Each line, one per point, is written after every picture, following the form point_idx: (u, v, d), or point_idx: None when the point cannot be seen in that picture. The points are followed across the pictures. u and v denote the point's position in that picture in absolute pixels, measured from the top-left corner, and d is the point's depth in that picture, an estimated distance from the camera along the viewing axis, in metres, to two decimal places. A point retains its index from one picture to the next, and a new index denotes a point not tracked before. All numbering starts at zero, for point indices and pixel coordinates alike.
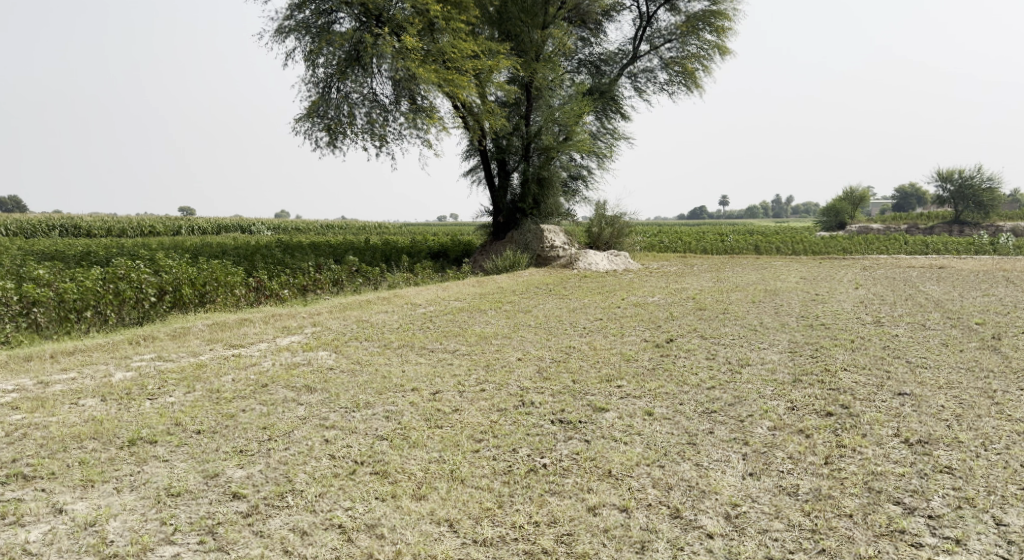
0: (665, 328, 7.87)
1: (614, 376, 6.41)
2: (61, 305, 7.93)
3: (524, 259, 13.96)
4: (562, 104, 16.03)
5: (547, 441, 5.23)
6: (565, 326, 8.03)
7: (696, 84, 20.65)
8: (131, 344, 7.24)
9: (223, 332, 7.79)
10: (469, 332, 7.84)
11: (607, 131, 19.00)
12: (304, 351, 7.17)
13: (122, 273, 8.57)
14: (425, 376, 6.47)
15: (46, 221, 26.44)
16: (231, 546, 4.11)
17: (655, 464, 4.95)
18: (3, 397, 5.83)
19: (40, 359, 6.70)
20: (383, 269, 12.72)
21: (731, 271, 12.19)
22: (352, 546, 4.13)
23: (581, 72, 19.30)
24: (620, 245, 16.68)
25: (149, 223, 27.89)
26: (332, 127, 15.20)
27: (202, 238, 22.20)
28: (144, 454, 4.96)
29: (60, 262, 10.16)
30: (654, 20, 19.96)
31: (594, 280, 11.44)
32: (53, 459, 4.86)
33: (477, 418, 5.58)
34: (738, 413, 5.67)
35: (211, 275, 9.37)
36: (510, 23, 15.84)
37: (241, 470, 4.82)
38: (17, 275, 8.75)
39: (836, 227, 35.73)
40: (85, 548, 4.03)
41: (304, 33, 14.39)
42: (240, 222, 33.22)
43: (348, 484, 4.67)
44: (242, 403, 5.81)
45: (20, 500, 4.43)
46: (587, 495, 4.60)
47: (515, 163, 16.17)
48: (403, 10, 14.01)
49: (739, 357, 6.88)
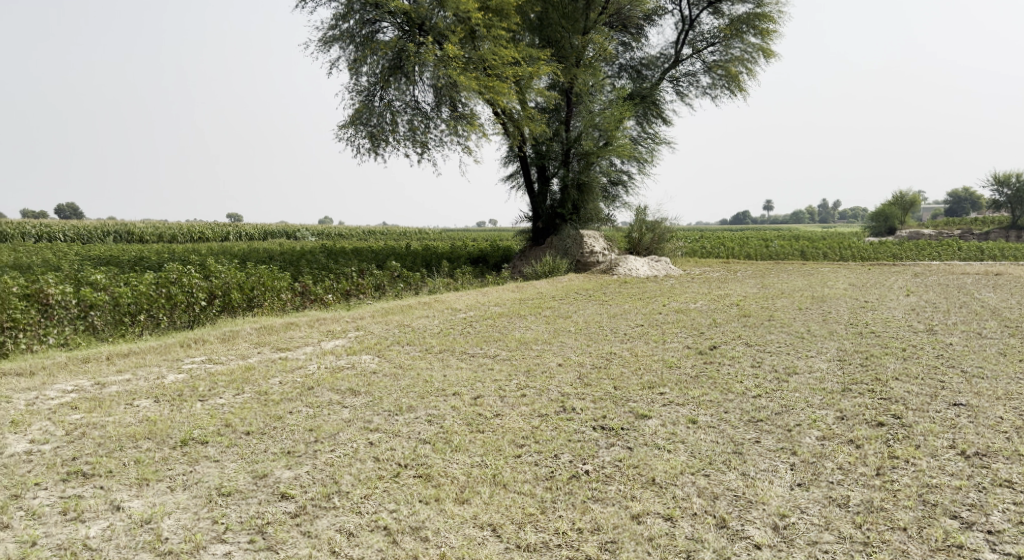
0: (709, 335, 7.77)
1: (656, 383, 6.35)
2: (117, 309, 8.16)
3: (564, 264, 13.97)
4: (603, 109, 15.98)
5: (589, 447, 5.21)
6: (606, 332, 7.98)
7: (739, 87, 20.34)
8: (183, 347, 7.45)
9: (270, 335, 7.97)
10: (509, 337, 7.86)
11: (648, 136, 18.87)
12: (348, 355, 7.27)
13: (174, 278, 8.82)
14: (467, 381, 6.51)
15: (101, 228, 27.31)
16: (281, 545, 4.18)
17: (700, 473, 4.89)
18: (64, 397, 6.05)
19: (97, 361, 6.94)
20: (425, 274, 12.83)
21: (776, 278, 11.97)
22: (398, 548, 4.16)
23: (622, 76, 19.23)
24: (661, 250, 16.55)
25: (199, 230, 28.62)
26: (375, 134, 15.43)
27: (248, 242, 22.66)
28: (196, 454, 5.09)
29: (114, 268, 10.48)
30: (696, 23, 19.76)
31: (635, 285, 11.36)
32: (111, 457, 5.02)
33: (518, 423, 5.59)
34: (786, 422, 5.57)
35: (259, 280, 9.58)
36: (551, 29, 15.93)
37: (289, 471, 4.91)
38: (76, 279, 9.05)
39: (886, 232, 34.90)
40: (142, 545, 4.15)
41: (348, 42, 14.62)
42: (284, 228, 33.88)
43: (392, 486, 4.72)
44: (290, 405, 5.93)
45: (80, 496, 4.58)
46: (631, 502, 4.56)
47: (555, 169, 16.18)
48: (445, 18, 14.14)
49: (786, 365, 6.75)
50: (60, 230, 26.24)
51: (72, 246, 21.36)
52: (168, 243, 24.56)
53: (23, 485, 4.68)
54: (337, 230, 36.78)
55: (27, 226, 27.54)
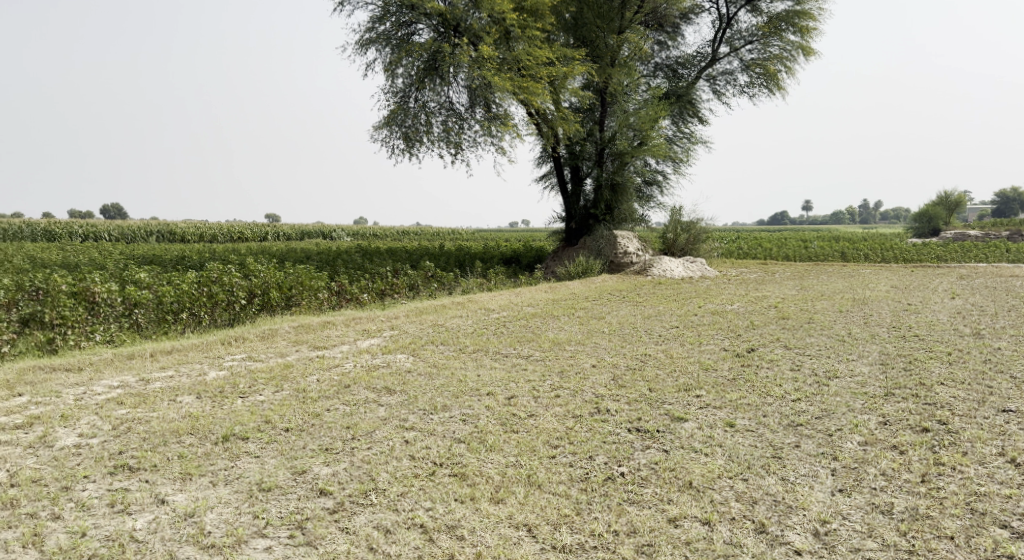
0: (746, 337, 7.66)
1: (693, 385, 6.28)
2: (160, 307, 8.36)
3: (597, 265, 13.93)
4: (637, 109, 15.87)
5: (625, 449, 5.18)
6: (640, 334, 7.92)
7: (778, 86, 20.01)
8: (224, 345, 7.60)
9: (308, 334, 8.09)
10: (543, 337, 7.86)
11: (683, 135, 18.70)
12: (383, 354, 7.35)
13: (215, 277, 9.01)
14: (501, 381, 6.53)
15: (144, 228, 27.98)
16: (319, 541, 4.23)
17: (739, 478, 4.82)
18: (111, 392, 6.23)
19: (141, 357, 7.12)
20: (458, 274, 12.89)
21: (816, 279, 11.76)
22: (434, 546, 4.18)
23: (658, 75, 19.07)
24: (696, 251, 16.39)
25: (238, 230, 29.17)
26: (409, 135, 15.55)
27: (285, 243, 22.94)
28: (237, 449, 5.20)
29: (158, 267, 10.75)
30: (734, 22, 19.53)
31: (670, 286, 11.27)
32: (156, 452, 5.15)
33: (553, 424, 5.58)
34: (826, 427, 5.47)
35: (297, 279, 9.72)
36: (585, 29, 15.90)
37: (327, 467, 4.98)
38: (121, 278, 9.31)
39: (929, 235, 34.00)
40: (186, 538, 4.24)
41: (384, 44, 14.76)
42: (320, 228, 34.37)
43: (428, 484, 4.75)
44: (327, 403, 6.01)
45: (127, 489, 4.70)
46: (667, 506, 4.52)
47: (589, 169, 16.13)
48: (480, 19, 14.22)
49: (827, 369, 6.62)
50: (106, 230, 26.96)
51: (118, 246, 21.93)
52: (209, 243, 25.10)
53: (73, 477, 4.82)
54: (371, 230, 37.18)
55: (74, 226, 28.34)
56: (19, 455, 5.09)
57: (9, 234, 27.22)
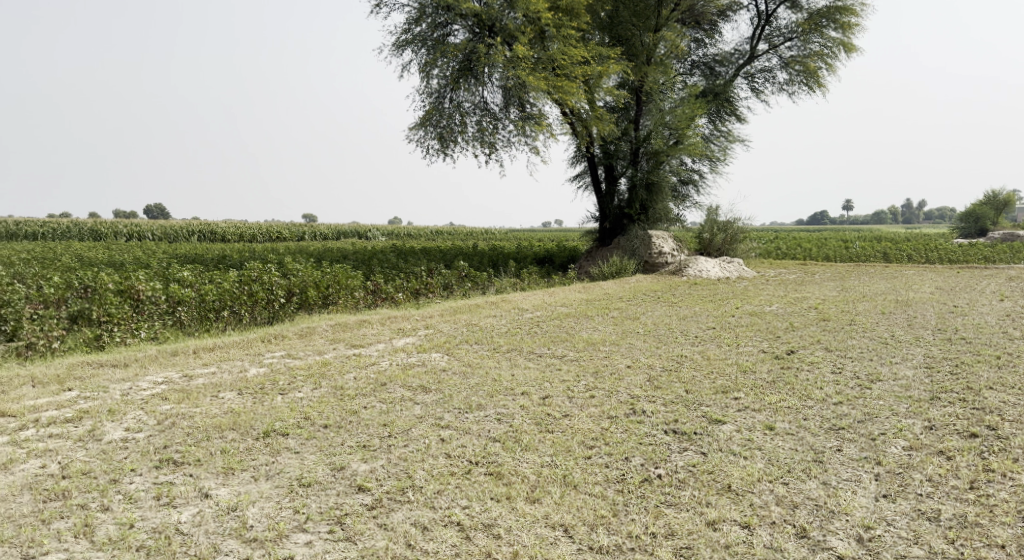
0: (786, 339, 7.53)
1: (730, 387, 6.20)
2: (202, 305, 8.54)
3: (631, 265, 13.84)
4: (673, 107, 15.74)
5: (661, 451, 5.14)
6: (676, 335, 7.85)
7: (818, 83, 19.62)
8: (263, 342, 7.74)
9: (345, 332, 8.19)
10: (577, 338, 7.82)
11: (720, 134, 18.48)
12: (418, 352, 7.42)
13: (255, 276, 9.19)
14: (535, 381, 6.53)
15: (186, 227, 28.62)
16: (358, 537, 4.27)
17: (779, 481, 4.75)
18: (155, 388, 6.38)
19: (184, 354, 7.28)
20: (492, 273, 12.92)
21: (858, 280, 11.53)
22: (471, 544, 4.19)
23: (694, 73, 18.84)
24: (732, 251, 16.19)
25: (276, 230, 29.68)
26: (444, 135, 15.63)
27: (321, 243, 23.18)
28: (277, 445, 5.29)
29: (201, 266, 10.98)
30: (774, 18, 19.21)
31: (706, 287, 11.15)
32: (199, 447, 5.26)
33: (588, 425, 5.56)
34: (869, 431, 5.36)
35: (334, 279, 9.84)
36: (621, 27, 15.85)
37: (365, 464, 5.04)
38: (165, 276, 9.55)
39: (976, 235, 33.00)
40: (229, 531, 4.31)
41: (420, 45, 14.85)
42: (355, 228, 34.74)
43: (464, 483, 4.77)
44: (364, 400, 6.09)
45: (172, 483, 4.81)
46: (706, 509, 4.47)
47: (623, 168, 16.04)
48: (515, 19, 14.25)
49: (869, 372, 6.48)
50: (149, 230, 27.64)
51: (162, 245, 22.44)
52: (248, 242, 25.57)
53: (121, 469, 4.95)
54: (405, 230, 37.44)
55: (119, 226, 29.09)
56: (69, 447, 5.25)
57: (58, 233, 28.11)
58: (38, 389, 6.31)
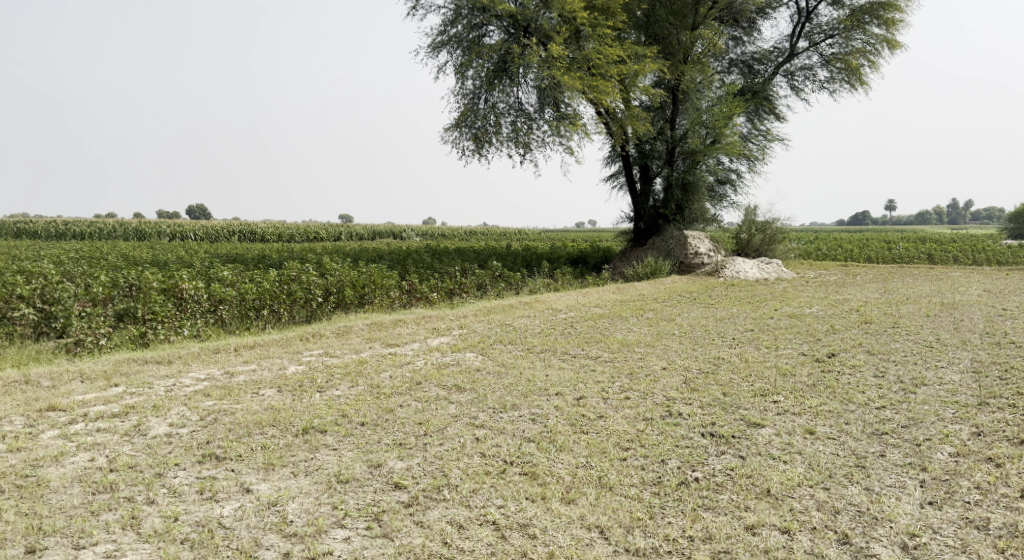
0: (826, 342, 7.39)
1: (769, 390, 6.10)
2: (243, 304, 8.73)
3: (666, 266, 13.70)
4: (711, 106, 15.55)
5: (698, 454, 5.08)
6: (713, 337, 7.76)
7: (860, 81, 19.20)
8: (302, 340, 7.88)
9: (381, 331, 8.28)
10: (611, 338, 7.79)
11: (758, 133, 18.22)
12: (453, 352, 7.46)
13: (294, 276, 9.35)
14: (569, 381, 6.51)
15: (226, 228, 29.24)
16: (395, 533, 4.30)
17: (820, 486, 4.66)
18: (198, 384, 6.54)
19: (226, 351, 7.46)
20: (525, 274, 12.93)
21: (901, 282, 11.27)
22: (506, 543, 4.19)
23: (732, 72, 18.60)
24: (771, 252, 15.97)
25: (314, 230, 30.15)
26: (478, 136, 15.69)
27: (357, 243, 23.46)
28: (316, 442, 5.38)
29: (241, 265, 11.21)
30: (814, 15, 18.86)
31: (743, 288, 11.00)
32: (241, 442, 5.37)
33: (623, 426, 5.53)
34: (914, 436, 5.23)
35: (370, 278, 9.96)
36: (657, 26, 15.75)
37: (401, 462, 5.09)
38: (207, 274, 9.78)
39: None
40: (270, 525, 4.37)
41: (455, 47, 14.93)
42: (390, 228, 35.10)
43: (500, 483, 4.79)
44: (400, 399, 6.15)
45: (214, 478, 4.91)
46: (745, 513, 4.41)
47: (659, 168, 15.91)
48: (551, 19, 14.27)
49: (913, 376, 6.32)
50: (191, 230, 28.33)
51: (204, 245, 22.94)
52: (286, 242, 26.04)
53: (166, 464, 5.07)
54: (439, 230, 37.62)
55: (162, 226, 29.85)
56: (116, 442, 5.40)
57: (104, 233, 28.95)
58: (87, 384, 6.52)
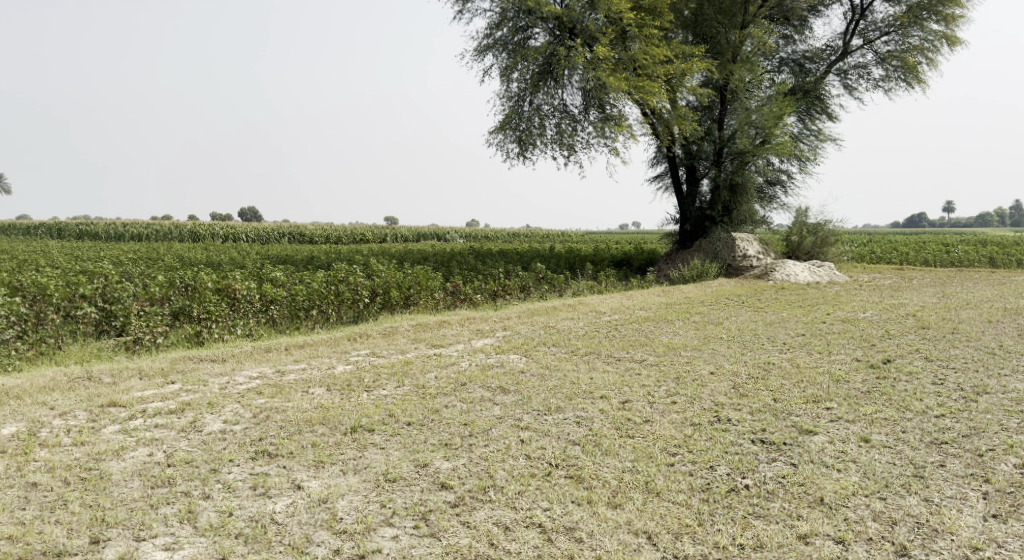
0: (881, 347, 7.17)
1: (822, 397, 5.95)
2: (293, 304, 8.94)
3: (713, 268, 13.48)
4: (760, 105, 15.26)
5: (749, 461, 4.98)
6: (762, 341, 7.61)
7: (918, 79, 18.59)
8: (350, 340, 8.02)
9: (426, 332, 8.36)
10: (657, 342, 7.71)
11: (809, 133, 17.81)
12: (497, 353, 7.48)
13: (341, 277, 9.53)
14: (614, 385, 6.46)
15: (276, 230, 29.96)
16: (443, 533, 4.33)
17: (875, 496, 4.53)
18: (250, 382, 6.72)
19: (277, 350, 7.63)
20: (570, 276, 12.99)
21: (961, 286, 10.89)
22: (553, 546, 4.18)
23: (783, 71, 18.20)
24: (823, 255, 15.61)
25: (360, 232, 30.66)
26: (523, 138, 15.72)
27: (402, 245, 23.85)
28: (364, 440, 5.46)
29: (291, 266, 11.48)
30: (869, 12, 18.34)
31: (794, 292, 10.76)
32: (292, 440, 5.49)
33: (670, 431, 5.46)
34: (976, 446, 5.04)
35: (415, 279, 10.09)
36: (705, 25, 15.56)
37: (447, 462, 5.13)
38: (259, 275, 10.03)
39: None
40: (320, 522, 4.45)
41: (500, 50, 15.00)
42: (433, 230, 35.39)
43: (545, 485, 4.78)
44: (445, 400, 6.20)
45: (267, 474, 5.02)
46: (797, 522, 4.31)
47: (706, 168, 15.70)
48: (597, 20, 14.25)
49: (974, 384, 6.09)
50: (244, 233, 29.11)
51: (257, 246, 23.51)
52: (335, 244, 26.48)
53: (220, 460, 5.21)
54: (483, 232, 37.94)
55: (216, 228, 30.75)
56: (173, 437, 5.57)
57: (161, 234, 30.01)
58: (145, 381, 6.75)
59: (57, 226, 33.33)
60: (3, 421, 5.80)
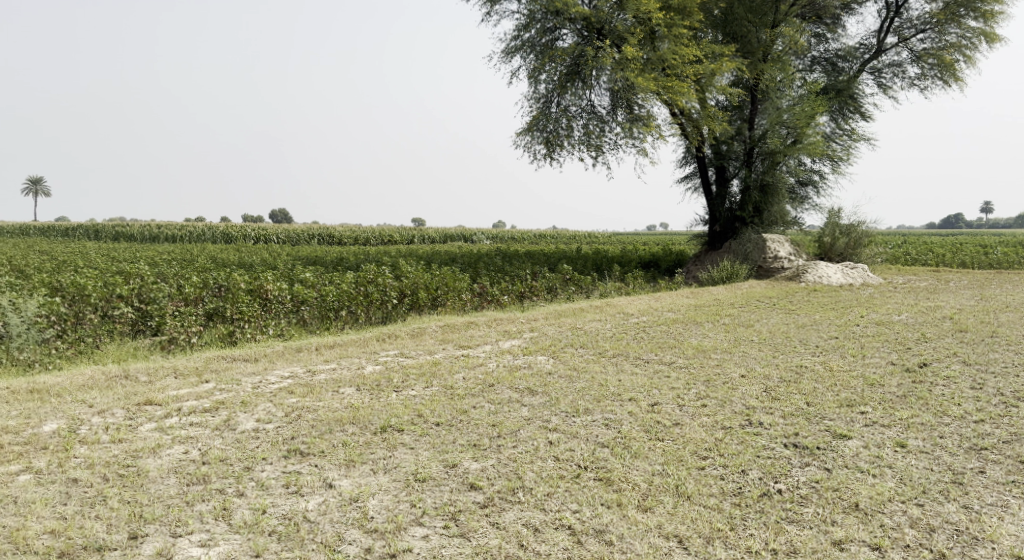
0: (917, 351, 7.04)
1: (856, 401, 5.86)
2: (323, 304, 9.05)
3: (744, 270, 13.33)
4: (791, 105, 15.07)
5: (781, 466, 4.92)
6: (794, 344, 7.51)
7: (955, 77, 18.20)
8: (379, 341, 8.09)
9: (453, 333, 8.40)
10: (686, 344, 7.65)
11: (842, 132, 17.54)
12: (525, 355, 7.48)
13: (370, 278, 9.62)
14: (643, 387, 6.42)
15: (306, 232, 30.33)
16: (472, 534, 4.34)
17: (912, 502, 4.44)
18: (282, 382, 6.81)
19: (308, 350, 7.73)
20: (597, 278, 12.99)
21: (1000, 288, 10.64)
22: (583, 548, 4.17)
23: (815, 69, 17.94)
24: (856, 256, 15.37)
25: (388, 233, 30.88)
26: (550, 139, 15.72)
27: (429, 246, 24.00)
28: (394, 440, 5.50)
29: (321, 267, 11.62)
30: (904, 9, 18.00)
31: (826, 294, 10.61)
32: (323, 439, 5.56)
33: (701, 434, 5.41)
34: (1017, 453, 4.92)
35: (443, 280, 10.14)
36: (735, 24, 15.41)
37: (476, 463, 5.15)
38: (290, 275, 10.17)
39: None
40: (351, 521, 4.49)
41: (528, 51, 15.02)
42: (460, 231, 35.49)
43: (574, 487, 4.77)
44: (473, 401, 6.22)
45: (299, 472, 5.09)
46: (831, 527, 4.24)
47: (736, 169, 15.54)
48: (625, 21, 14.19)
49: (1015, 389, 5.94)
50: (275, 234, 29.53)
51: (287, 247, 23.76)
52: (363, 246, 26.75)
53: (253, 458, 5.29)
54: (510, 233, 38.01)
55: (247, 230, 31.20)
56: (208, 436, 5.66)
57: (194, 236, 30.54)
58: (181, 379, 6.88)
59: (95, 228, 34.11)
60: (45, 418, 5.95)
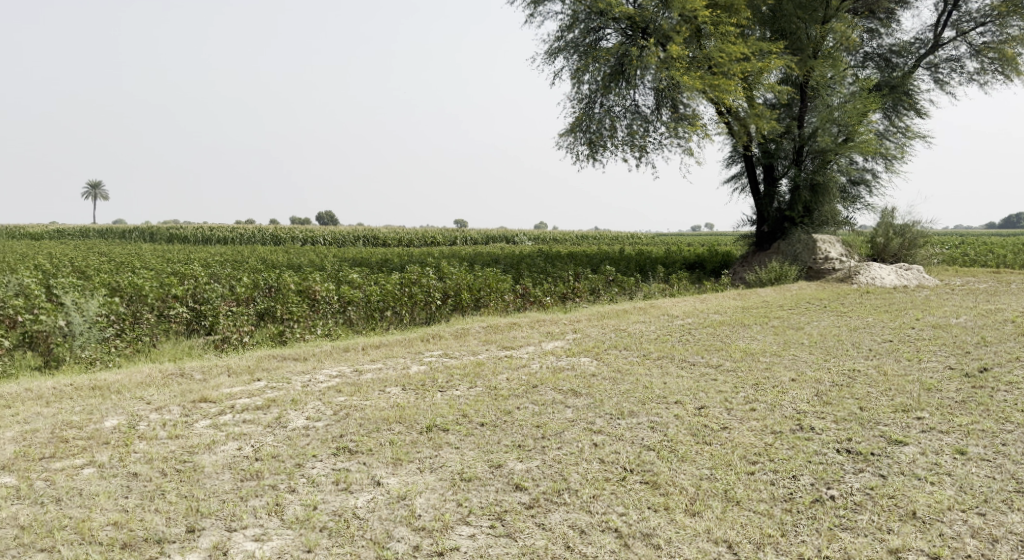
0: (977, 355, 6.80)
1: (912, 406, 5.68)
2: (368, 305, 9.19)
3: (793, 271, 13.04)
4: (842, 102, 14.70)
5: (833, 471, 4.81)
6: (846, 347, 7.32)
7: (1017, 71, 17.51)
8: (423, 341, 8.18)
9: (497, 334, 8.45)
10: (732, 346, 7.54)
11: (895, 130, 17.04)
12: (568, 356, 7.47)
13: (414, 279, 9.74)
14: (689, 390, 6.34)
15: (351, 234, 30.85)
16: (519, 534, 4.35)
17: (973, 511, 4.30)
18: (331, 380, 6.94)
19: (355, 350, 7.86)
20: (641, 279, 12.88)
21: None
22: (630, 551, 4.15)
23: (867, 65, 17.45)
24: (911, 257, 14.94)
25: (432, 235, 31.18)
26: (593, 140, 15.66)
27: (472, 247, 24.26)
28: (439, 440, 5.55)
29: (365, 268, 11.83)
30: (962, 2, 17.40)
31: (879, 296, 10.32)
32: (370, 437, 5.64)
33: (749, 439, 5.32)
34: None
35: (486, 281, 10.22)
36: (785, 20, 15.11)
37: (521, 463, 5.16)
38: (336, 276, 10.37)
39: None
40: (400, 518, 4.55)
41: (571, 52, 15.02)
42: (502, 232, 35.58)
43: (620, 489, 4.75)
44: (517, 401, 6.24)
45: (348, 470, 5.18)
46: (888, 535, 4.13)
47: (784, 168, 15.23)
48: (670, 19, 14.04)
49: None
50: (321, 235, 30.13)
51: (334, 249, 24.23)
52: (407, 247, 27.10)
53: (304, 455, 5.40)
54: (550, 234, 37.89)
55: (294, 232, 31.89)
56: (260, 433, 5.81)
57: (243, 238, 31.39)
58: (234, 377, 7.08)
59: (150, 230, 35.23)
60: (106, 414, 6.19)
